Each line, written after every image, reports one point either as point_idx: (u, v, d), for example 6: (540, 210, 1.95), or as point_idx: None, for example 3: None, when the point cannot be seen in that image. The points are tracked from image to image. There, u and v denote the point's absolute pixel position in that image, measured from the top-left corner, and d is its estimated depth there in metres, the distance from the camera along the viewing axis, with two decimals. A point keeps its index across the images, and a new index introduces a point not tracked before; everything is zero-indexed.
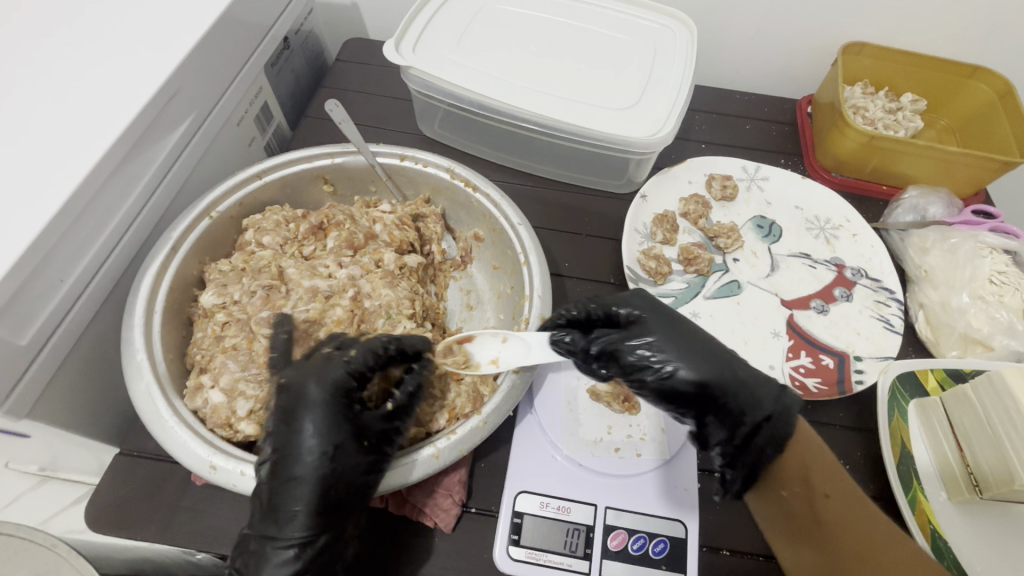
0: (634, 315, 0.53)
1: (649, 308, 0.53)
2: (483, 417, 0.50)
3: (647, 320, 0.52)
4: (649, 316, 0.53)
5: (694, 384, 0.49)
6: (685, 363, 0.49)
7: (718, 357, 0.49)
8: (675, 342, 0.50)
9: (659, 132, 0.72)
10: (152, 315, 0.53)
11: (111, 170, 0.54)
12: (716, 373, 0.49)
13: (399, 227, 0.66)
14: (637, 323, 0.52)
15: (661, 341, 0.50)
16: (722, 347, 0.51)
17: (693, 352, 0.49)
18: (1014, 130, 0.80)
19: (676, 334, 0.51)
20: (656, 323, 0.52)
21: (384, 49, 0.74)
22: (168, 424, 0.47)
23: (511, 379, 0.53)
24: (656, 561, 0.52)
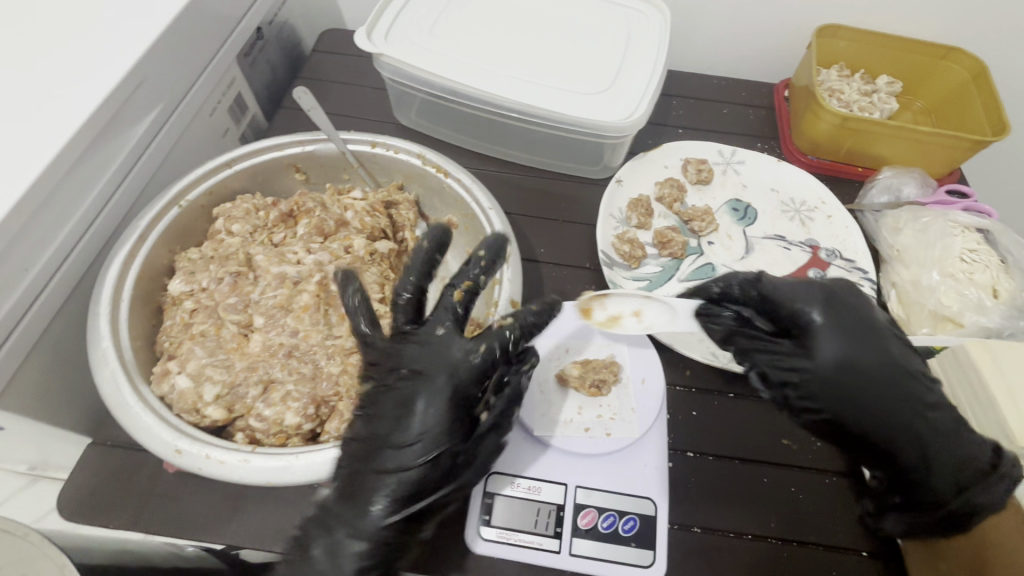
0: (830, 311, 0.51)
1: (830, 309, 0.51)
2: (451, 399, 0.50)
3: (850, 322, 0.51)
4: (831, 309, 0.51)
5: (828, 402, 0.49)
6: (858, 382, 0.49)
7: (882, 393, 0.49)
8: (835, 371, 0.49)
9: (631, 116, 0.72)
10: (119, 302, 0.53)
11: (75, 158, 0.53)
12: (892, 393, 0.49)
13: (370, 213, 0.66)
14: (844, 321, 0.51)
15: (830, 369, 0.49)
16: (899, 354, 0.50)
17: (872, 353, 0.50)
18: (986, 110, 0.81)
19: (864, 331, 0.51)
20: (849, 318, 0.51)
21: (355, 37, 0.74)
22: (133, 409, 0.47)
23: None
24: (625, 538, 0.52)
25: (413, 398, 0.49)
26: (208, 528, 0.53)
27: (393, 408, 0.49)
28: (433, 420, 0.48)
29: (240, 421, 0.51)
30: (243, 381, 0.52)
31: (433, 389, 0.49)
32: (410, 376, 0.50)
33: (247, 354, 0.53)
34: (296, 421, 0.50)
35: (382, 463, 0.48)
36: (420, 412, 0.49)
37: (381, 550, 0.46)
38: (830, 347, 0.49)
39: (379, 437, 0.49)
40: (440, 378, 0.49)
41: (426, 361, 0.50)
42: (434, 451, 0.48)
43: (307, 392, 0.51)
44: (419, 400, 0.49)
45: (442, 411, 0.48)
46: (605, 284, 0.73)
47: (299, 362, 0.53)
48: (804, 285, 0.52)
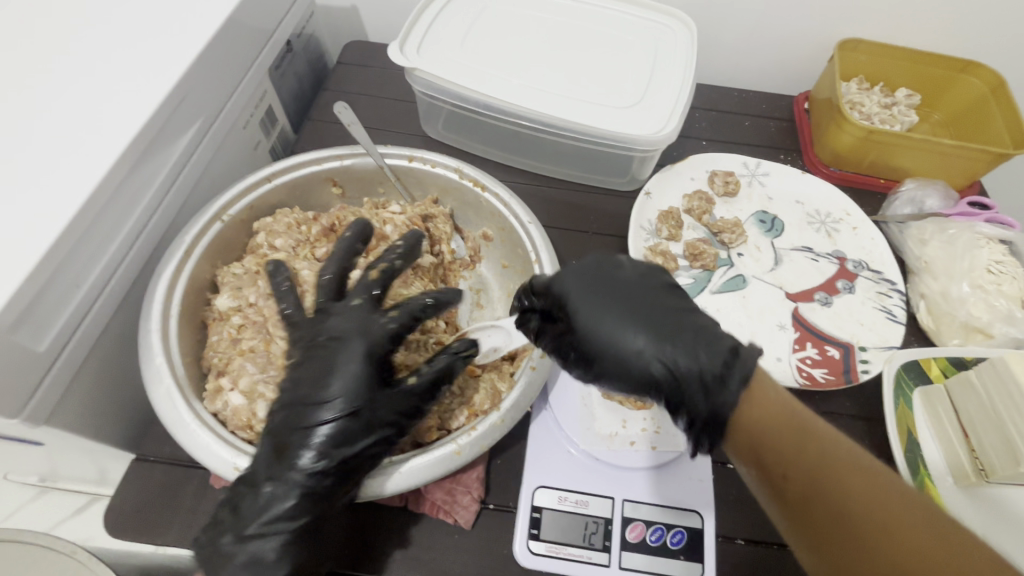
0: (594, 280, 0.53)
1: (581, 284, 0.52)
2: (501, 414, 0.51)
3: (611, 288, 0.52)
4: (593, 279, 0.53)
5: (607, 367, 0.50)
6: (665, 330, 0.49)
7: (631, 347, 0.49)
8: (594, 326, 0.50)
9: (662, 130, 0.73)
10: (168, 318, 0.53)
11: (124, 174, 0.54)
12: (641, 345, 0.49)
13: (409, 227, 0.66)
14: (598, 286, 0.52)
15: (587, 329, 0.50)
16: (635, 318, 0.50)
17: (616, 306, 0.51)
18: (1006, 123, 0.82)
19: (626, 295, 0.52)
20: (598, 279, 0.53)
21: (388, 50, 0.74)
22: (191, 427, 0.47)
23: (528, 374, 0.54)
24: (673, 551, 0.53)
25: (332, 367, 0.47)
26: None
27: (316, 373, 0.48)
28: (343, 394, 0.46)
29: None
30: None
31: (351, 355, 0.48)
32: (330, 343, 0.49)
33: None
34: None
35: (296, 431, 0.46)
36: (342, 377, 0.47)
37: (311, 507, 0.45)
38: (573, 305, 0.52)
39: (297, 413, 0.47)
40: (357, 342, 0.48)
41: (348, 328, 0.50)
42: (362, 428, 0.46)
43: None
44: (330, 374, 0.47)
45: (354, 383, 0.47)
46: None
47: None
48: (574, 267, 0.54)
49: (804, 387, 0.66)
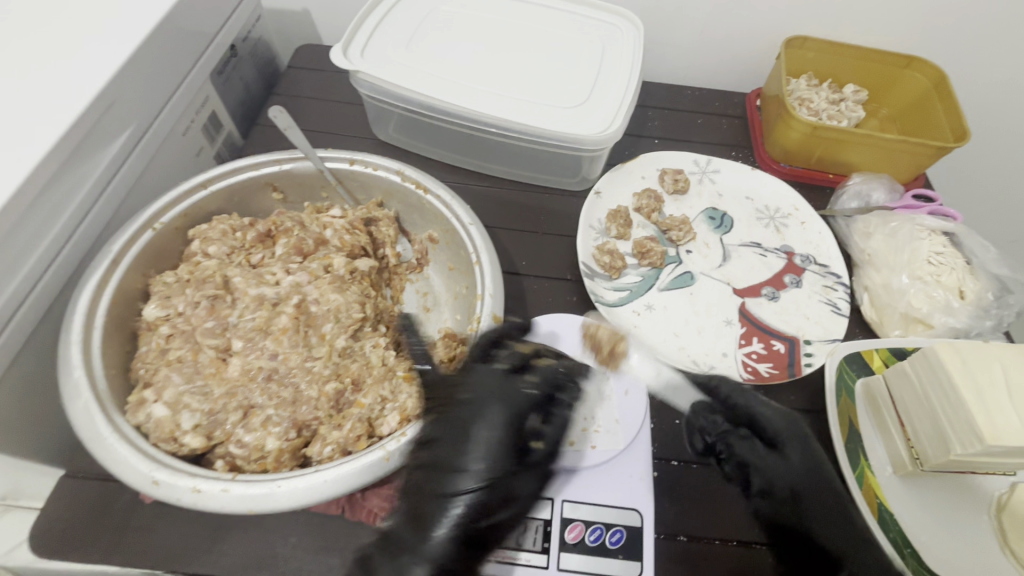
0: (798, 460, 0.56)
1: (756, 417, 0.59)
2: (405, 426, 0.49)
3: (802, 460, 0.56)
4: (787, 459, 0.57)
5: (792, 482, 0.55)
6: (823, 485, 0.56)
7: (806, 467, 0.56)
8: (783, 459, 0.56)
9: (608, 129, 0.73)
10: (91, 330, 0.52)
11: (45, 182, 0.52)
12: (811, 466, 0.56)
13: (349, 231, 0.65)
14: (805, 470, 0.56)
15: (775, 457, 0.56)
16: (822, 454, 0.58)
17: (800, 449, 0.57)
18: (947, 117, 0.84)
19: (810, 467, 0.56)
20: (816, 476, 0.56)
21: (331, 53, 0.74)
22: (108, 441, 0.46)
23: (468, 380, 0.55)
24: (612, 550, 0.53)
25: (469, 433, 0.51)
26: (184, 560, 0.52)
27: (451, 440, 0.51)
28: (482, 463, 0.50)
29: (220, 447, 0.51)
30: (221, 408, 0.51)
31: (494, 421, 0.51)
32: (469, 406, 0.52)
33: (225, 379, 0.53)
34: (277, 447, 0.50)
35: (443, 489, 0.49)
36: (480, 439, 0.51)
37: (448, 552, 0.47)
38: (778, 470, 0.56)
39: (435, 478, 0.50)
40: (498, 411, 0.51)
41: (485, 396, 0.52)
42: (495, 467, 0.49)
43: (287, 416, 0.51)
44: (462, 441, 0.51)
45: (495, 449, 0.50)
46: (586, 295, 0.74)
47: (279, 385, 0.53)
48: (794, 458, 0.56)
49: (747, 382, 0.66)
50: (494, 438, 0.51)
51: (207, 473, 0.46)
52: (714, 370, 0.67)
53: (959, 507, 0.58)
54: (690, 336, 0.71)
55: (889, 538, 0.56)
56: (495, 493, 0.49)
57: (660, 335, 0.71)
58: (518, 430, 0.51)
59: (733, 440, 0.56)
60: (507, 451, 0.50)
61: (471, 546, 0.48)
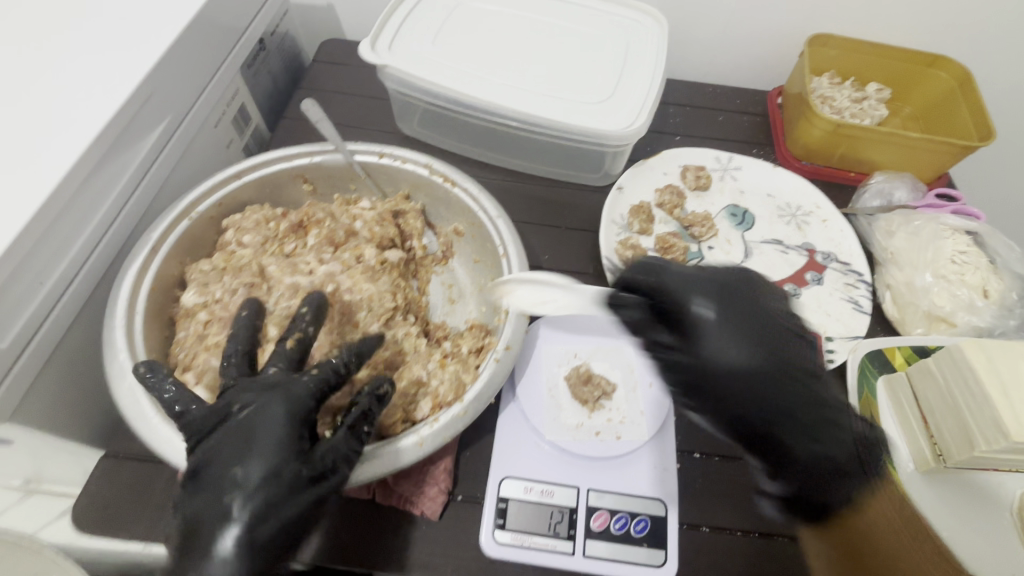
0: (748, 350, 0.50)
1: (720, 293, 0.52)
2: (464, 405, 0.52)
3: (737, 379, 0.49)
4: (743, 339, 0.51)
5: (732, 365, 0.49)
6: (750, 385, 0.49)
7: (757, 358, 0.50)
8: (735, 337, 0.50)
9: (632, 124, 0.73)
10: (133, 315, 0.54)
11: (91, 169, 0.54)
12: (770, 363, 0.50)
13: (379, 223, 0.67)
14: (756, 365, 0.50)
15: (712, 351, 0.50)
16: (789, 347, 0.52)
17: (749, 334, 0.51)
18: (972, 116, 0.83)
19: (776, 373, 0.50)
20: (743, 307, 0.51)
21: (360, 48, 0.75)
22: (153, 422, 0.48)
23: (492, 366, 0.55)
24: (637, 539, 0.54)
25: (232, 504, 0.41)
26: None
27: (236, 443, 0.44)
28: (245, 539, 0.41)
29: None
30: None
31: (250, 491, 0.42)
32: (243, 412, 0.45)
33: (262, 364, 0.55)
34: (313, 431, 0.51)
35: (211, 517, 0.41)
36: (259, 433, 0.44)
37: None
38: (790, 369, 0.51)
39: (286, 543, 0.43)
40: (254, 466, 0.42)
41: (256, 445, 0.43)
42: (268, 461, 0.43)
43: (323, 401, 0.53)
44: (248, 507, 0.41)
45: (281, 520, 0.42)
46: (609, 289, 0.75)
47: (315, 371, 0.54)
48: (752, 343, 0.50)
49: None
50: (263, 500, 0.42)
51: None
52: None
53: (983, 502, 0.59)
54: None
55: None
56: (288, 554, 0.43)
57: None
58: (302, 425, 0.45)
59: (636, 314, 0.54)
60: (293, 513, 0.43)
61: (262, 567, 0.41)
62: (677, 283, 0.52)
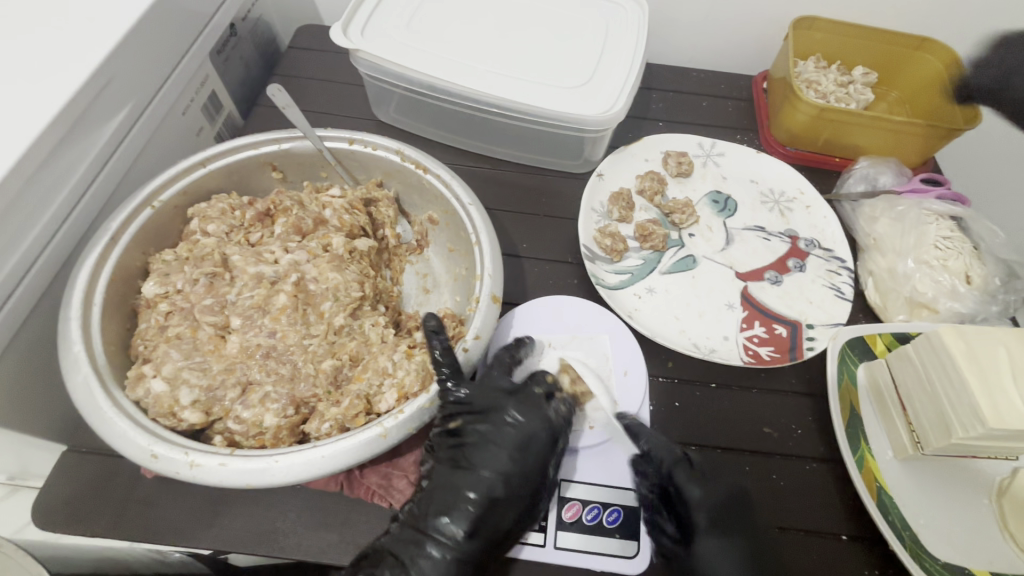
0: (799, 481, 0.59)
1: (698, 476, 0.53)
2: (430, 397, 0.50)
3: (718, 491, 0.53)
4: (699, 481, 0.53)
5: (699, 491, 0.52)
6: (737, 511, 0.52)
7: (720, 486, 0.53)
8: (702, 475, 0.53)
9: (611, 109, 0.72)
10: (90, 307, 0.52)
11: (44, 156, 0.52)
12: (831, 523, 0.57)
13: (349, 211, 0.65)
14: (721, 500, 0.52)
15: (518, 429, 0.53)
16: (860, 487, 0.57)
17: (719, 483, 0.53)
18: (958, 99, 0.82)
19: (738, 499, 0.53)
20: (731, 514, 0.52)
21: (331, 32, 0.73)
22: (107, 415, 0.46)
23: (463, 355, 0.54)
24: (609, 530, 0.53)
25: (506, 442, 0.52)
26: (184, 533, 0.52)
27: (485, 446, 0.52)
28: (507, 475, 0.51)
29: (219, 423, 0.51)
30: (220, 385, 0.52)
31: (533, 435, 0.53)
32: (500, 420, 0.54)
33: (224, 356, 0.53)
34: (275, 423, 0.50)
35: (459, 493, 0.50)
36: (507, 451, 0.52)
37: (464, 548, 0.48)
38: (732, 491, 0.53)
39: (455, 480, 0.51)
40: (536, 424, 0.53)
41: (525, 412, 0.54)
42: (513, 476, 0.51)
43: (286, 393, 0.52)
44: (500, 446, 0.52)
45: (522, 464, 0.52)
46: (587, 278, 0.73)
47: (277, 362, 0.53)
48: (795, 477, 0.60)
49: (748, 364, 0.66)
50: (510, 436, 0.53)
51: (203, 447, 0.46)
52: (714, 353, 0.67)
53: (960, 489, 0.58)
54: (691, 319, 0.70)
55: (889, 521, 0.55)
56: (515, 499, 0.51)
57: (661, 318, 0.70)
58: (548, 450, 0.53)
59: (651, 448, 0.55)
60: (536, 461, 0.52)
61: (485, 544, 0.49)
62: (500, 403, 0.54)
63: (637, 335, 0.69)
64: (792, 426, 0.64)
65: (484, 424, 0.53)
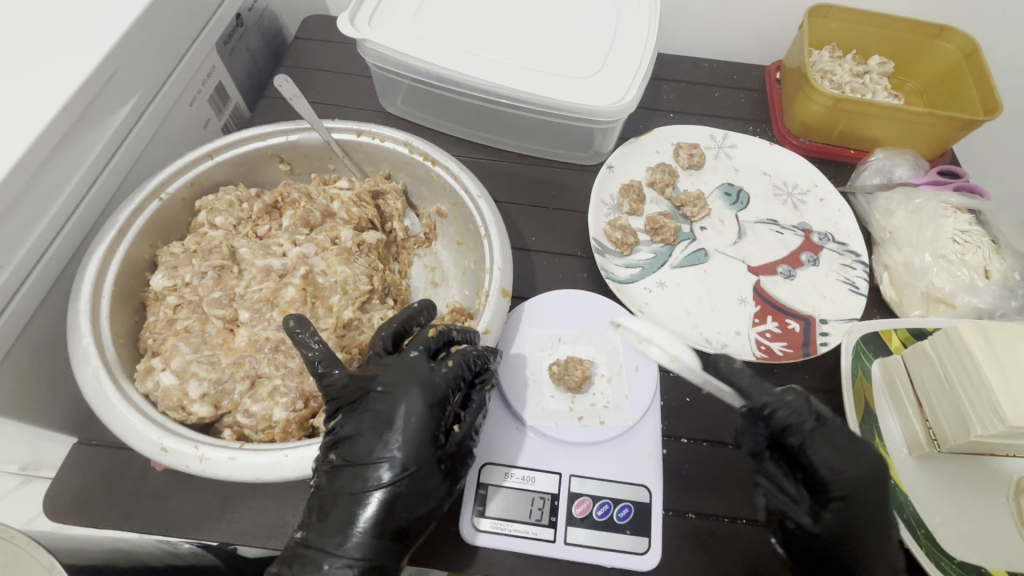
0: (848, 455, 0.51)
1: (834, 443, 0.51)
2: (383, 385, 0.49)
3: (845, 464, 0.50)
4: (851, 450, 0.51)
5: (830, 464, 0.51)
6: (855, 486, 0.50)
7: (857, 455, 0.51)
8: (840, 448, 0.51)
9: (622, 100, 0.70)
10: (100, 299, 0.52)
11: (51, 148, 0.51)
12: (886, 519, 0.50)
13: (357, 204, 0.65)
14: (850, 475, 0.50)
15: (406, 407, 0.47)
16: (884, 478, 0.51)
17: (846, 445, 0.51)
18: (978, 89, 0.80)
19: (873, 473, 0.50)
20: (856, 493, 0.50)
21: (338, 22, 0.72)
22: (117, 408, 0.46)
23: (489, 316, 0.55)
24: (620, 526, 0.53)
25: (390, 421, 0.47)
26: (195, 526, 0.52)
27: (371, 430, 0.47)
28: (401, 450, 0.46)
29: (228, 417, 0.51)
30: (229, 378, 0.51)
31: (411, 406, 0.48)
32: (387, 396, 0.48)
33: (234, 349, 0.53)
34: (284, 417, 0.50)
35: (353, 489, 0.45)
36: (401, 428, 0.47)
37: (371, 539, 0.44)
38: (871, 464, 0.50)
39: (348, 476, 0.46)
40: (414, 391, 0.48)
41: (397, 382, 0.49)
42: (408, 459, 0.46)
43: (294, 387, 0.51)
44: (378, 431, 0.47)
45: (412, 435, 0.47)
46: (597, 271, 0.73)
47: (286, 356, 0.53)
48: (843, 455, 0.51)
49: (760, 360, 0.65)
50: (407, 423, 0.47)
51: (213, 441, 0.46)
52: (726, 348, 0.66)
53: (977, 487, 0.57)
54: (702, 314, 0.69)
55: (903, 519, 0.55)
56: (411, 474, 0.45)
57: (672, 313, 0.69)
58: (434, 424, 0.48)
59: (777, 406, 0.52)
60: (424, 429, 0.47)
61: (390, 538, 0.45)
62: (399, 376, 0.49)
63: None
64: None
65: (364, 409, 0.48)
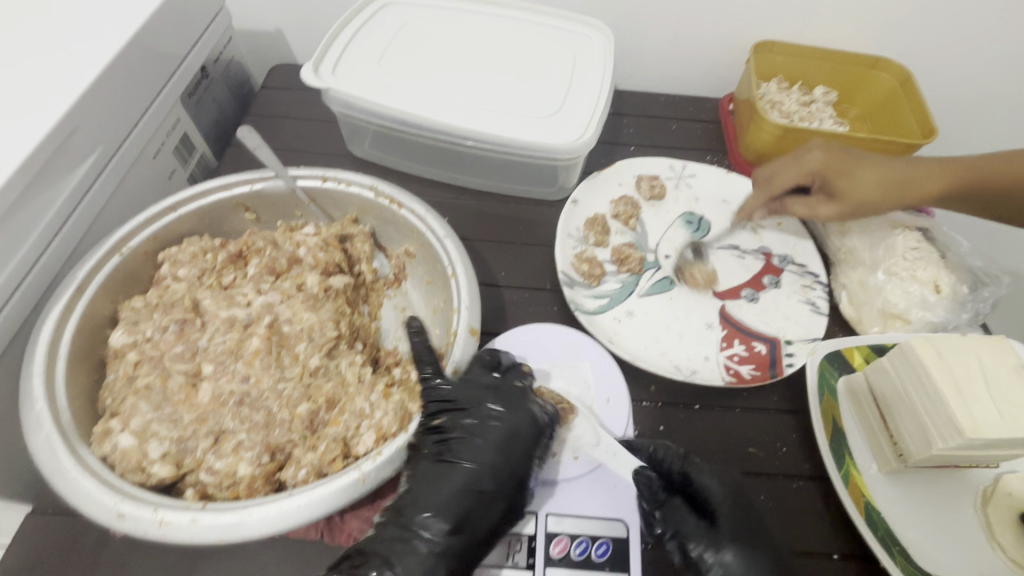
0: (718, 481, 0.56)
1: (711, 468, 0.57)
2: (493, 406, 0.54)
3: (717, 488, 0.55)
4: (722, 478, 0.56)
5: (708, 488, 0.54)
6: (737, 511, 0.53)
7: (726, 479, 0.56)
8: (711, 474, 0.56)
9: (581, 137, 0.73)
10: (55, 362, 0.51)
11: (4, 211, 0.50)
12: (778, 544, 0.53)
13: (323, 248, 0.64)
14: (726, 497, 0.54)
15: (511, 426, 0.53)
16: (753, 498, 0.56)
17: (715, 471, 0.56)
18: (914, 115, 0.85)
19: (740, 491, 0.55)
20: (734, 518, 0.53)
21: (302, 73, 0.73)
22: (71, 475, 0.45)
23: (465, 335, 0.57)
24: (599, 563, 0.52)
25: (492, 438, 0.52)
26: None
27: (474, 441, 0.52)
28: (500, 463, 0.52)
29: (190, 475, 0.49)
30: (193, 435, 0.51)
31: (519, 429, 0.53)
32: (493, 417, 0.53)
33: (196, 405, 0.52)
34: (249, 473, 0.49)
35: (449, 484, 0.50)
36: (502, 444, 0.52)
37: (455, 544, 0.48)
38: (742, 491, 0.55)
39: (447, 472, 0.51)
40: (522, 417, 0.54)
41: (508, 406, 0.54)
42: (504, 474, 0.51)
43: (259, 440, 0.50)
44: (483, 442, 0.52)
45: (512, 452, 0.52)
46: (566, 304, 0.74)
47: (251, 409, 0.52)
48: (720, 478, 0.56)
49: (729, 383, 0.66)
50: (504, 438, 0.52)
51: (174, 503, 0.45)
52: (696, 374, 0.67)
53: (945, 499, 0.58)
54: (671, 341, 0.71)
55: (878, 537, 0.55)
56: (504, 490, 0.51)
57: (641, 341, 0.70)
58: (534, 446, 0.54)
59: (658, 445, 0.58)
60: (524, 451, 0.53)
61: (464, 545, 0.49)
62: (508, 399, 0.55)
63: (619, 360, 0.69)
64: (778, 444, 0.64)
65: (471, 415, 0.53)
